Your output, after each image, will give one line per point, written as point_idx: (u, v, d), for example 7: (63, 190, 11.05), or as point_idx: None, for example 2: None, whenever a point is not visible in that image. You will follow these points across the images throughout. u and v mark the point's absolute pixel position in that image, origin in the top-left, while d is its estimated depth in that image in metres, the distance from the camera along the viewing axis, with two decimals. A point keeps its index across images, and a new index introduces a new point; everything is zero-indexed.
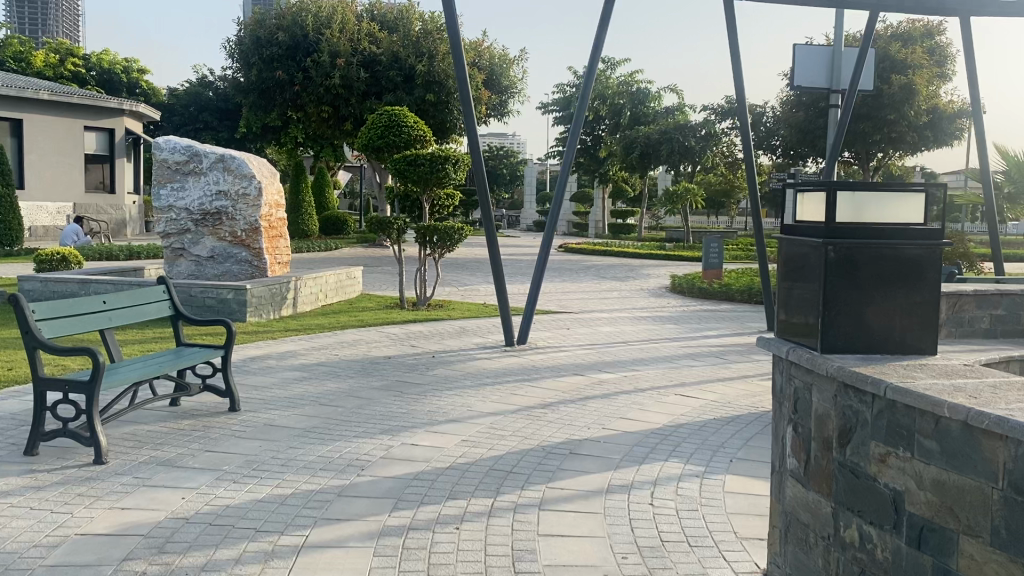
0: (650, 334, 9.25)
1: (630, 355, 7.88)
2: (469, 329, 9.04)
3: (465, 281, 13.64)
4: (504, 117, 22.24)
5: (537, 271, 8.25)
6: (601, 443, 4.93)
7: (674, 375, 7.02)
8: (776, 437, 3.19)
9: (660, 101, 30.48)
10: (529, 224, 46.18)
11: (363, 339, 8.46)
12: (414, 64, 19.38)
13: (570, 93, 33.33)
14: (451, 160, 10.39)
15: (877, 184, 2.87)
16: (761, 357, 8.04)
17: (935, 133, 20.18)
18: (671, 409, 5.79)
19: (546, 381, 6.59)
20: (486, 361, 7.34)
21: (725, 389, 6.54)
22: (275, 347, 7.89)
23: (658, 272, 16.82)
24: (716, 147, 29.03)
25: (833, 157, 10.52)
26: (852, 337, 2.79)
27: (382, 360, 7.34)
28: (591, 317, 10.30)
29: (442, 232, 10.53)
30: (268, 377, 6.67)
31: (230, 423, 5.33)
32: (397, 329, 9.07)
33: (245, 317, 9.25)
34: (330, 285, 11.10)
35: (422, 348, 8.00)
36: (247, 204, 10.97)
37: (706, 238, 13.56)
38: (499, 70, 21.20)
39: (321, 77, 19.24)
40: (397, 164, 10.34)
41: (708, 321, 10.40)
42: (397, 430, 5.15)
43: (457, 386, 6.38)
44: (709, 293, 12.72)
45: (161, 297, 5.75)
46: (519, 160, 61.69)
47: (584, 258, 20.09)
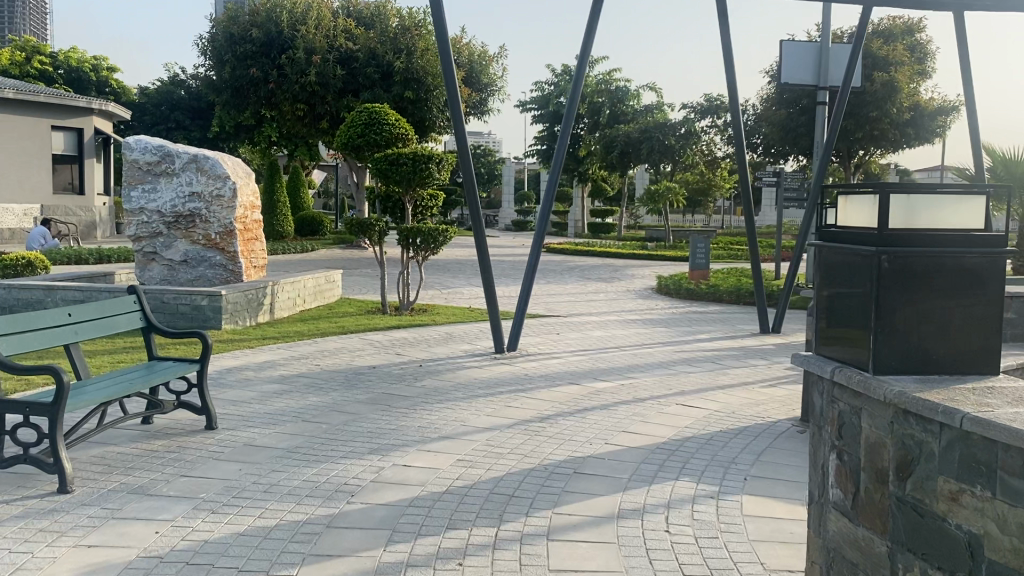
0: (641, 338, 8.97)
1: (624, 362, 7.59)
2: (456, 335, 8.71)
3: (447, 284, 13.31)
4: (484, 115, 21.93)
5: (527, 275, 7.94)
6: (606, 461, 4.63)
7: (672, 382, 6.75)
8: (815, 464, 2.90)
9: (639, 99, 30.31)
10: (506, 224, 45.85)
11: (345, 347, 8.11)
12: (392, 61, 19.05)
13: (548, 91, 33.05)
14: (434, 160, 10.05)
15: (930, 186, 2.59)
16: (758, 362, 7.78)
17: (917, 131, 20.37)
18: (674, 421, 5.51)
19: (541, 392, 6.28)
20: (476, 370, 7.02)
21: (727, 397, 6.27)
22: (253, 358, 7.51)
23: (642, 272, 16.59)
24: (696, 146, 28.87)
25: (826, 155, 10.32)
26: (907, 357, 2.50)
27: (367, 370, 7.00)
28: (580, 321, 10.01)
29: (426, 234, 10.20)
30: (246, 390, 6.31)
31: (207, 443, 4.97)
32: (380, 336, 8.72)
33: (220, 325, 8.86)
34: (308, 289, 10.71)
35: (408, 356, 7.66)
36: (221, 206, 10.56)
37: (693, 237, 13.31)
38: (479, 67, 20.89)
39: (296, 74, 18.79)
40: (378, 164, 9.97)
41: (698, 323, 10.15)
42: (387, 449, 4.82)
43: (448, 399, 6.05)
44: (697, 294, 12.48)
45: (132, 308, 5.36)
46: (496, 159, 61.38)
47: (566, 259, 19.79)
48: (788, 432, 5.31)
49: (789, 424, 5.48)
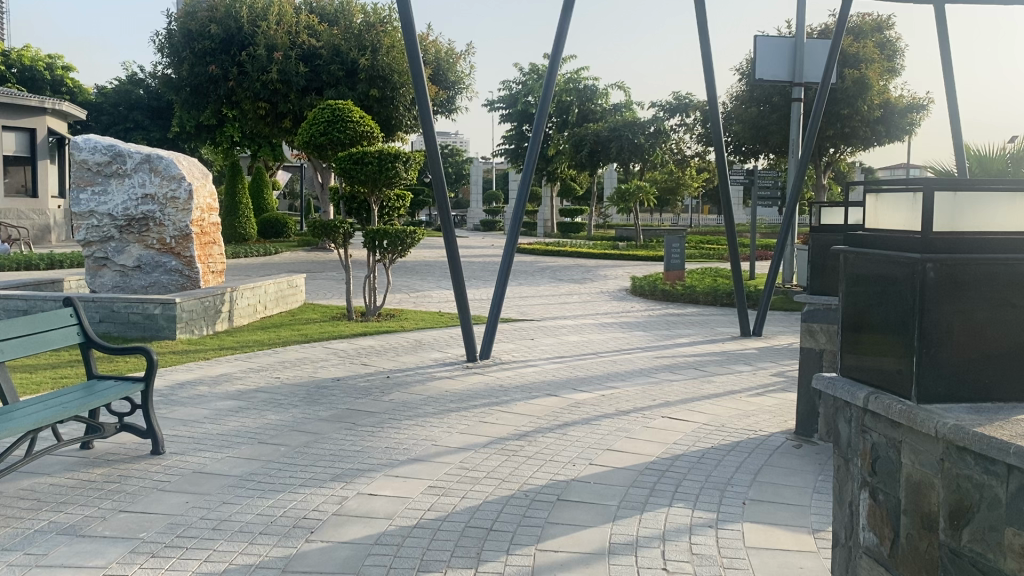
0: (620, 343, 8.61)
1: (603, 370, 7.23)
2: (426, 343, 8.29)
3: (415, 287, 12.86)
4: (452, 113, 21.51)
5: (500, 279, 7.53)
6: (591, 486, 4.24)
7: (654, 392, 6.39)
8: (840, 501, 2.55)
9: (608, 98, 30.10)
10: (474, 224, 45.41)
11: (309, 358, 7.65)
12: (356, 57, 18.56)
13: (516, 89, 32.64)
14: (401, 159, 9.60)
15: (976, 182, 2.24)
16: (743, 368, 7.46)
17: (887, 128, 20.37)
18: (662, 436, 5.14)
19: (517, 405, 5.88)
20: (447, 382, 6.60)
21: (714, 408, 5.93)
22: (209, 371, 7.03)
23: (615, 272, 16.28)
24: (666, 144, 28.67)
25: (807, 153, 10.04)
26: (955, 384, 2.14)
27: (331, 383, 6.56)
28: (555, 325, 9.61)
29: (393, 236, 9.76)
30: (198, 408, 5.83)
31: (152, 471, 4.50)
32: (345, 344, 8.27)
33: (174, 335, 8.34)
34: (269, 295, 10.22)
35: (375, 367, 7.23)
36: (176, 208, 10.03)
37: (668, 237, 13.01)
38: (446, 64, 20.43)
39: (258, 72, 18.18)
40: (342, 163, 9.49)
41: (676, 326, 9.82)
42: (351, 476, 4.39)
43: (417, 415, 5.63)
44: (672, 296, 12.18)
45: (67, 322, 4.87)
46: (464, 159, 60.87)
47: (537, 260, 19.43)
48: (783, 448, 4.97)
49: (784, 440, 5.14)
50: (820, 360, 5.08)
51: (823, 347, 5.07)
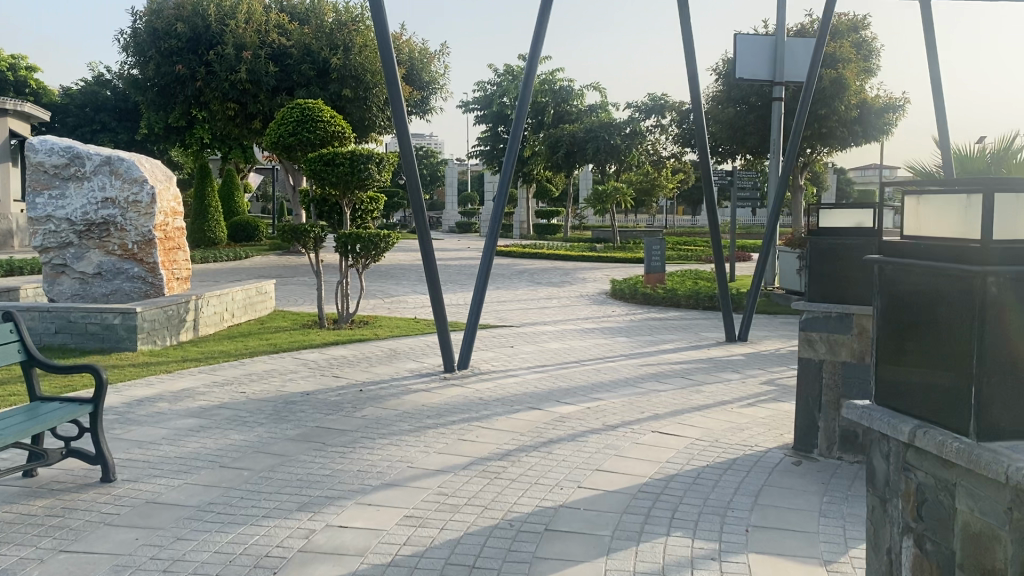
0: (602, 350, 8.30)
1: (587, 380, 6.92)
2: (401, 352, 7.94)
3: (389, 292, 12.50)
4: (426, 114, 21.14)
5: (479, 285, 7.20)
6: (581, 513, 3.92)
7: (642, 404, 6.08)
8: (875, 545, 2.24)
9: (583, 99, 29.90)
10: (449, 226, 44.99)
11: (277, 370, 7.26)
12: (328, 57, 18.12)
13: (491, 90, 32.29)
14: (374, 160, 9.24)
15: None
16: (731, 376, 7.18)
17: (865, 129, 20.27)
18: (653, 454, 4.83)
19: (498, 420, 5.54)
20: (424, 395, 6.25)
21: (705, 421, 5.62)
22: (170, 385, 6.63)
23: (593, 275, 16.00)
24: (642, 146, 28.45)
25: (793, 152, 9.79)
26: (1020, 417, 1.84)
27: (300, 399, 6.18)
28: (534, 331, 9.29)
29: (365, 240, 9.38)
30: (156, 427, 5.43)
31: (102, 501, 4.11)
32: (315, 355, 7.88)
33: (135, 346, 7.90)
34: (237, 302, 9.80)
35: (347, 379, 6.86)
36: (138, 212, 9.57)
37: (648, 239, 12.73)
38: (419, 64, 20.03)
39: (226, 71, 17.68)
40: (312, 165, 9.11)
41: (659, 331, 9.53)
42: (321, 506, 4.03)
43: (392, 433, 5.28)
44: (653, 299, 11.91)
45: (8, 338, 4.44)
46: (439, 160, 60.41)
47: (514, 263, 19.09)
48: (782, 466, 4.67)
49: (782, 457, 4.84)
50: (820, 372, 4.79)
51: (823, 358, 4.78)
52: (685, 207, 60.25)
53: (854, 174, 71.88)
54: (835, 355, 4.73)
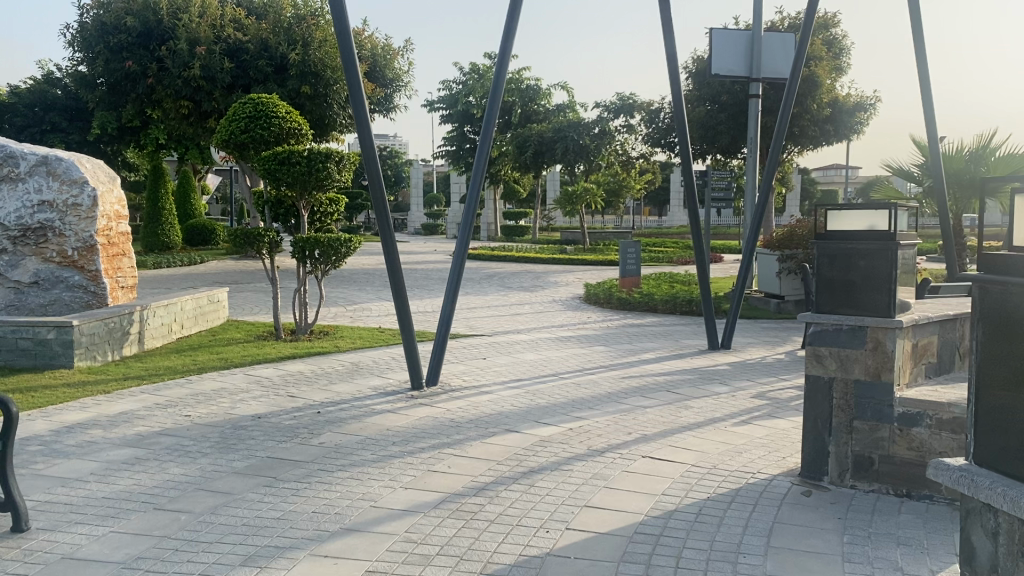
0: (580, 361, 7.79)
1: (566, 396, 6.40)
2: (364, 366, 7.36)
3: (354, 299, 11.88)
4: (390, 112, 20.55)
5: (448, 294, 6.65)
6: (572, 563, 3.38)
7: (627, 424, 5.56)
8: None
9: (550, 98, 29.47)
10: (414, 228, 44.25)
11: (228, 389, 6.64)
12: (286, 52, 17.39)
13: (457, 90, 31.72)
14: (333, 158, 8.64)
15: None
16: (719, 389, 6.71)
17: (836, 127, 20.05)
18: (646, 485, 4.32)
19: (470, 446, 4.99)
20: (389, 417, 5.69)
21: (700, 443, 5.12)
22: (107, 408, 5.98)
23: (565, 278, 15.52)
24: (611, 145, 28.02)
25: (778, 149, 9.35)
26: None
27: (251, 423, 5.57)
28: (507, 341, 8.75)
29: (325, 245, 8.78)
30: (85, 460, 4.80)
31: (9, 557, 3.49)
32: (270, 371, 7.27)
33: (71, 363, 7.22)
34: (187, 312, 9.15)
35: (304, 399, 6.26)
36: (78, 216, 8.86)
37: (623, 241, 12.28)
38: (382, 61, 19.39)
39: (179, 68, 16.85)
40: (265, 164, 8.47)
41: (638, 339, 9.05)
42: (268, 559, 3.45)
43: (353, 464, 4.71)
44: (629, 304, 11.47)
45: None
46: (404, 161, 59.65)
47: (482, 267, 18.53)
48: (791, 497, 4.18)
49: (790, 486, 4.36)
50: (830, 391, 4.34)
51: (834, 375, 4.33)
52: (651, 207, 60.15)
53: (816, 174, 72.52)
54: (846, 372, 4.29)
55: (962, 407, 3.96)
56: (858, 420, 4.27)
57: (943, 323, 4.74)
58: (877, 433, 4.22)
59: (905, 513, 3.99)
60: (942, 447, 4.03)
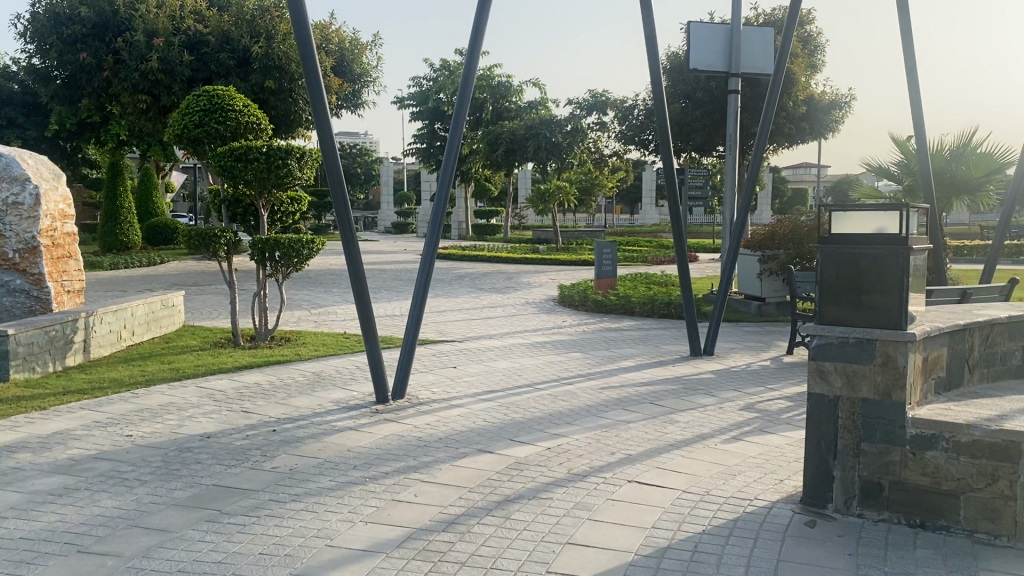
0: (556, 370, 7.35)
1: (543, 409, 5.97)
2: (326, 377, 6.87)
3: (318, 302, 11.35)
4: (358, 108, 20.00)
5: (416, 300, 6.19)
6: None
7: (609, 442, 5.14)
8: None
9: (522, 95, 29.05)
10: (385, 227, 43.59)
11: (177, 404, 6.11)
12: (249, 45, 16.75)
13: (427, 86, 31.18)
14: (294, 154, 8.13)
15: None
16: (705, 401, 6.32)
17: (811, 125, 19.86)
18: (635, 517, 3.90)
19: (439, 470, 4.54)
20: (350, 436, 5.22)
21: (689, 464, 4.71)
22: (38, 428, 5.43)
23: (538, 279, 15.12)
24: (583, 143, 27.61)
25: (761, 147, 8.97)
26: None
27: (199, 444, 5.07)
28: (479, 348, 8.30)
29: (285, 246, 8.27)
30: (6, 491, 4.27)
31: None
32: (225, 382, 6.74)
33: (7, 375, 6.64)
34: (138, 317, 8.59)
35: (260, 414, 5.77)
36: (19, 216, 8.26)
37: (598, 241, 11.88)
38: (350, 55, 18.79)
39: (136, 61, 16.14)
40: (220, 160, 7.94)
41: (616, 345, 8.64)
42: None
43: (309, 494, 4.23)
44: (604, 306, 11.07)
45: None
46: (374, 159, 58.94)
47: (453, 267, 18.06)
48: (794, 529, 3.78)
49: (791, 515, 3.96)
50: (835, 411, 3.95)
51: (839, 393, 3.94)
52: (623, 205, 59.98)
53: (785, 174, 72.85)
54: (853, 390, 3.90)
55: (983, 429, 3.59)
56: (866, 442, 3.88)
57: (953, 334, 4.38)
58: (887, 457, 3.83)
59: (921, 547, 3.61)
60: (961, 473, 3.65)
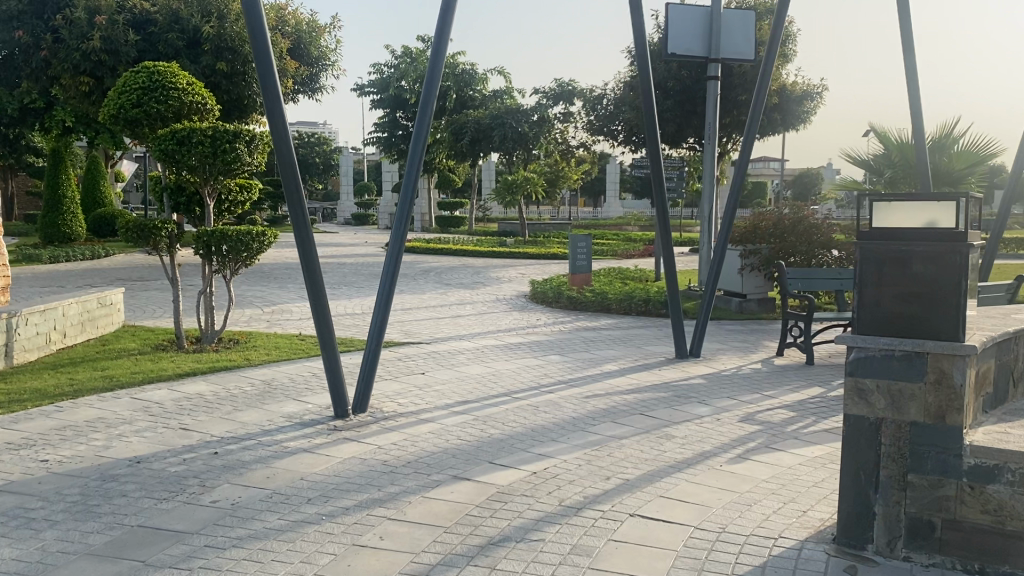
0: (534, 375, 6.72)
1: (524, 423, 5.32)
2: (278, 387, 6.15)
3: (273, 299, 10.56)
4: (316, 93, 19.18)
5: (382, 300, 5.50)
6: None
7: (603, 464, 4.51)
8: None
9: (486, 84, 28.34)
10: (344, 219, 42.55)
11: (106, 420, 5.35)
12: (199, 25, 15.80)
13: (388, 73, 30.30)
14: (243, 138, 7.37)
15: None
16: (701, 412, 5.72)
17: (783, 116, 19.48)
18: (646, 565, 3.28)
19: (409, 504, 3.88)
20: (305, 460, 4.52)
21: (696, 492, 4.09)
22: None
23: (506, 274, 14.47)
24: (550, 134, 26.88)
25: (751, 133, 8.38)
26: None
27: (126, 472, 4.33)
28: (448, 350, 7.63)
29: (233, 240, 7.53)
30: None
31: None
32: (163, 394, 5.98)
33: None
34: (70, 319, 7.76)
35: (202, 432, 5.04)
36: None
37: (573, 234, 11.26)
38: (307, 38, 17.90)
39: (77, 40, 15.15)
40: (161, 143, 7.15)
41: (596, 346, 8.03)
42: None
43: (254, 538, 3.53)
44: (579, 303, 10.47)
45: None
46: (334, 150, 57.76)
47: (417, 261, 17.30)
48: None
49: (825, 560, 3.39)
50: (877, 436, 3.37)
51: (882, 415, 3.36)
52: (586, 197, 59.64)
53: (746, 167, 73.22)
54: (900, 413, 3.31)
55: None
56: (914, 473, 3.29)
57: (1000, 344, 3.83)
58: (939, 491, 3.25)
59: None
60: None
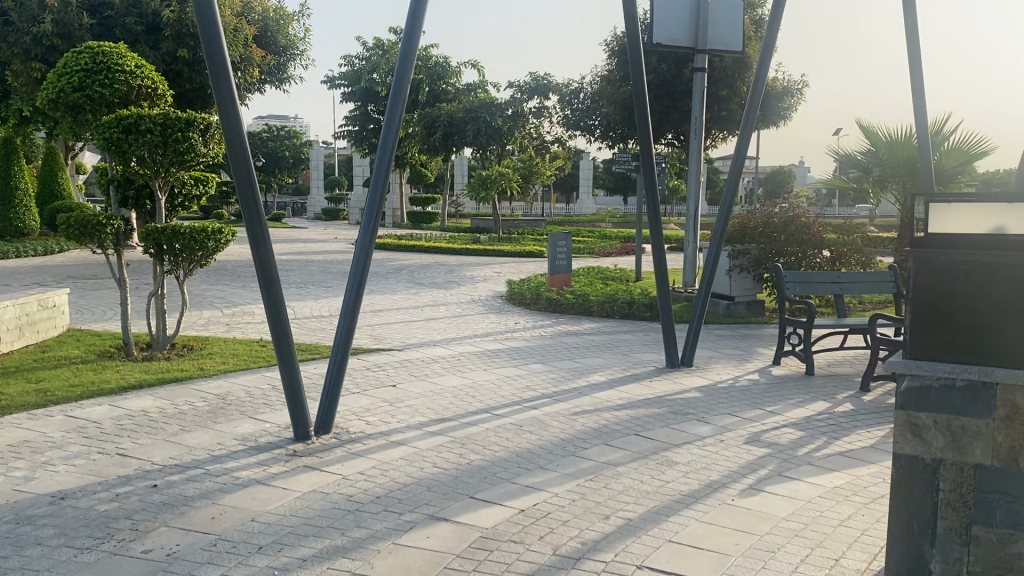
0: (516, 388, 6.14)
1: (508, 446, 4.74)
2: (233, 403, 5.51)
3: (233, 300, 9.87)
4: (283, 83, 18.49)
5: (348, 309, 4.90)
6: None
7: (599, 499, 3.95)
8: None
9: (460, 77, 27.75)
10: (314, 214, 41.64)
11: (31, 444, 4.69)
12: (158, 9, 15.04)
13: (360, 65, 29.55)
14: (197, 126, 6.70)
15: None
16: (702, 432, 5.19)
17: (764, 112, 19.05)
18: None
19: (378, 555, 3.29)
20: (257, 496, 3.91)
21: (712, 536, 3.55)
22: None
23: (481, 273, 13.88)
24: (524, 128, 26.35)
25: (748, 125, 7.84)
26: None
27: (45, 512, 3.70)
28: (422, 359, 7.03)
29: (186, 237, 6.86)
30: None
31: None
32: (102, 411, 5.33)
33: None
34: (7, 323, 7.07)
35: (140, 459, 4.41)
36: None
37: (552, 233, 10.70)
38: (274, 25, 17.18)
39: (27, 23, 14.41)
40: (105, 130, 6.47)
41: (580, 354, 7.48)
42: None
43: None
44: (559, 305, 9.93)
45: None
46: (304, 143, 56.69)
47: (387, 259, 16.62)
48: None
49: None
50: (933, 479, 2.84)
51: (940, 455, 2.83)
52: (560, 193, 59.21)
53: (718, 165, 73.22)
54: (962, 454, 2.78)
55: None
56: (979, 525, 2.77)
57: None
58: (1010, 547, 2.73)
59: None
60: None
